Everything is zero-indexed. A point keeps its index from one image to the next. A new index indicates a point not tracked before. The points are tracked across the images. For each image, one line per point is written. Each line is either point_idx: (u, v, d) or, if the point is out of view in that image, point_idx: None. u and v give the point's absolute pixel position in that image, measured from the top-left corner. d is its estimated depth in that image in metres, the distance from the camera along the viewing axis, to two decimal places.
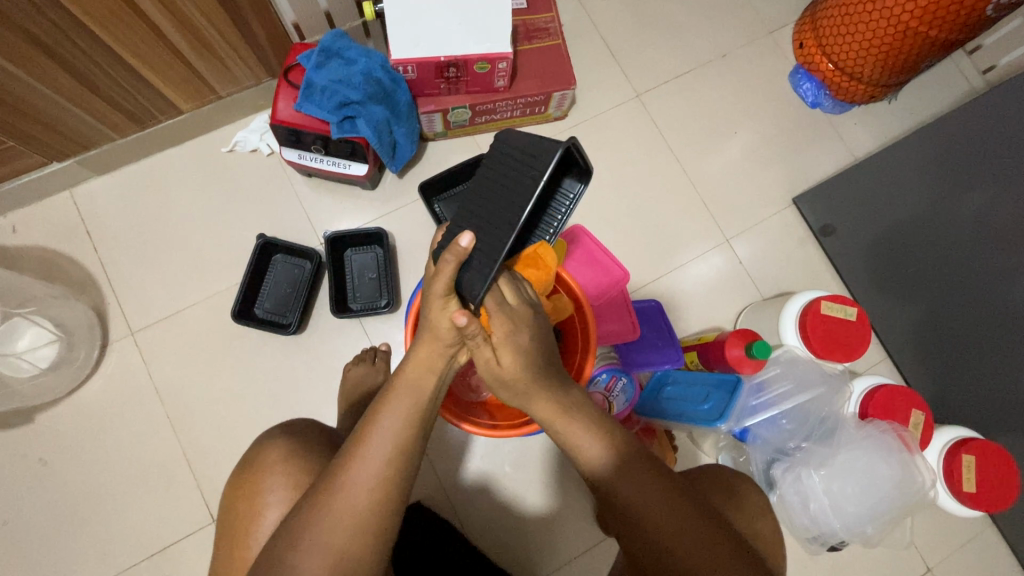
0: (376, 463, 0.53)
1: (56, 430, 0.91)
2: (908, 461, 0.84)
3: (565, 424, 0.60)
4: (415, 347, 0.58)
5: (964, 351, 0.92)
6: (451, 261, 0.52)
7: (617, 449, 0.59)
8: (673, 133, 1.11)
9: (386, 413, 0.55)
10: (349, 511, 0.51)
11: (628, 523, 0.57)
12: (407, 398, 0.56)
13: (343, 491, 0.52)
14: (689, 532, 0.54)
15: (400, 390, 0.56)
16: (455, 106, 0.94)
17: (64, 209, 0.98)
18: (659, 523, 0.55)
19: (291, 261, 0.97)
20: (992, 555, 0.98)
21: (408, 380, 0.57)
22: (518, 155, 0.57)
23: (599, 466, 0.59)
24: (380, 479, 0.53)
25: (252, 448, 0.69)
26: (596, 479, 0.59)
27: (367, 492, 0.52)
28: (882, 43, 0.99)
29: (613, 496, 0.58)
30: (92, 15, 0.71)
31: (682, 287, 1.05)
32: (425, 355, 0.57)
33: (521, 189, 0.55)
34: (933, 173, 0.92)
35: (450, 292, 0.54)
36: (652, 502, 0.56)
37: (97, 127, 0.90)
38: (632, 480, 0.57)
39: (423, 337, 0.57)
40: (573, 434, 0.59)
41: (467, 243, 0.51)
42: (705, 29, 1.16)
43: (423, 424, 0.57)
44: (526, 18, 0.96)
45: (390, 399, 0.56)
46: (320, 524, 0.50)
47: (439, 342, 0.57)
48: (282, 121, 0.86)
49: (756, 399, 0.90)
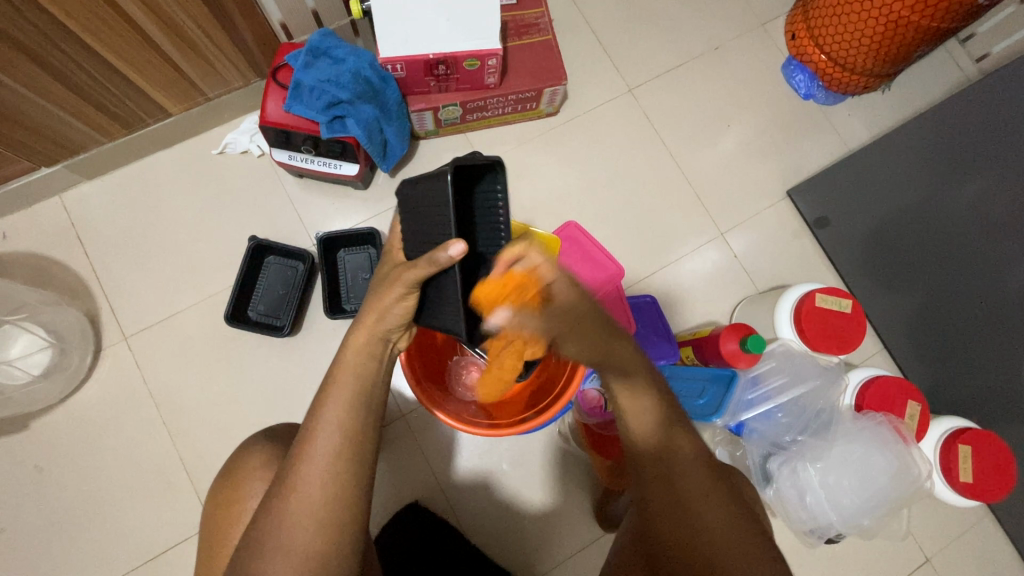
0: (327, 457, 0.53)
1: (52, 436, 0.91)
2: (904, 452, 0.85)
3: (632, 392, 0.58)
4: (352, 331, 0.59)
5: (961, 340, 0.92)
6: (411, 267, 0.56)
7: (669, 425, 0.57)
8: (666, 127, 1.11)
9: (327, 404, 0.55)
10: (307, 510, 0.50)
11: (665, 488, 0.54)
12: (349, 382, 0.57)
13: (294, 490, 0.51)
14: (723, 522, 0.52)
15: (340, 374, 0.57)
16: (445, 103, 0.94)
17: (54, 214, 0.97)
18: (696, 508, 0.52)
19: (284, 262, 0.97)
20: (991, 543, 0.98)
21: (346, 366, 0.58)
22: (418, 201, 0.60)
23: (656, 435, 0.57)
24: (332, 474, 0.52)
25: (235, 454, 0.69)
26: (648, 448, 0.57)
27: (322, 489, 0.51)
28: (875, 32, 0.98)
29: (657, 461, 0.56)
30: (75, 18, 0.70)
31: (677, 281, 1.05)
32: (363, 338, 0.58)
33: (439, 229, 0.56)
34: (928, 161, 0.92)
35: (411, 287, 0.57)
36: (696, 476, 0.54)
37: (85, 131, 0.89)
38: (683, 451, 0.56)
39: (361, 320, 0.59)
40: (637, 401, 0.58)
41: (457, 251, 0.52)
42: (697, 21, 1.15)
43: (369, 409, 0.57)
44: (515, 15, 0.95)
45: (331, 389, 0.57)
46: (281, 527, 0.50)
47: (382, 326, 0.59)
48: (272, 122, 0.86)
49: (751, 393, 0.91)
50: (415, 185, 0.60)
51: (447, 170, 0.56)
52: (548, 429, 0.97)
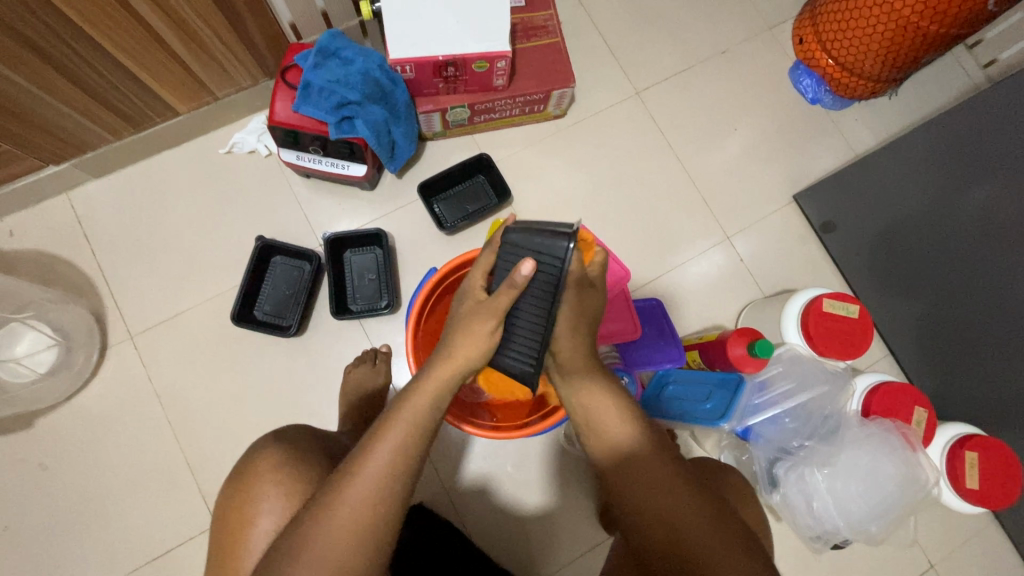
0: (381, 474, 0.53)
1: (58, 434, 0.91)
2: (911, 458, 0.85)
3: (596, 401, 0.62)
4: (434, 364, 0.58)
5: (968, 349, 0.92)
6: (514, 288, 0.55)
7: (638, 430, 0.61)
8: (673, 130, 1.10)
9: (393, 423, 0.56)
10: (349, 524, 0.51)
11: (634, 499, 0.57)
12: (422, 408, 0.57)
13: (342, 506, 0.51)
14: (702, 522, 0.55)
15: (417, 400, 0.57)
16: (453, 105, 0.94)
17: (61, 212, 0.97)
18: (676, 508, 0.56)
19: (290, 262, 0.96)
20: (996, 551, 0.98)
21: (424, 395, 0.57)
22: (522, 250, 0.58)
23: (621, 444, 0.60)
24: (380, 492, 0.52)
25: (244, 456, 0.69)
26: (611, 455, 0.60)
27: (370, 504, 0.52)
28: (884, 38, 0.98)
29: (625, 471, 0.59)
30: (87, 16, 0.70)
31: (683, 285, 1.05)
32: (447, 373, 0.58)
33: (542, 275, 0.56)
34: (933, 170, 0.91)
35: (500, 320, 0.57)
36: (662, 485, 0.57)
37: (94, 129, 0.89)
38: (647, 464, 0.58)
39: (446, 357, 0.58)
40: (600, 413, 0.61)
41: (529, 269, 0.54)
42: (704, 25, 1.15)
43: (430, 436, 0.57)
44: (525, 16, 0.95)
45: (400, 411, 0.56)
46: (321, 541, 0.50)
47: (466, 364, 0.58)
48: (281, 122, 0.86)
49: (758, 398, 0.90)
50: (535, 229, 0.58)
51: (568, 238, 0.55)
52: (553, 432, 0.97)
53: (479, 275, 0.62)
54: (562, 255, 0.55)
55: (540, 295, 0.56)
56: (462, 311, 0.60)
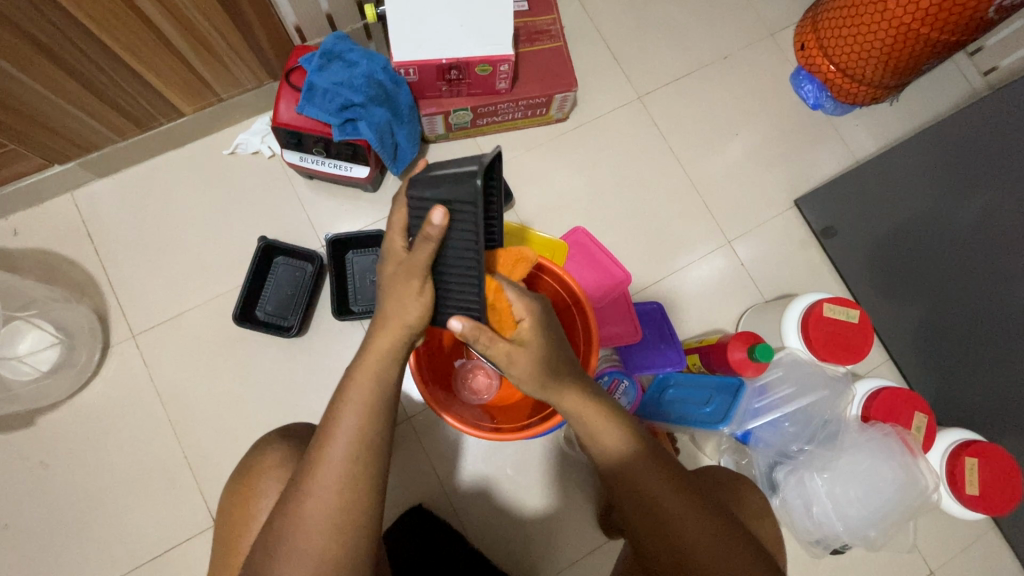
0: (341, 462, 0.53)
1: (59, 432, 0.91)
2: (912, 464, 0.84)
3: (593, 418, 0.59)
4: (373, 335, 0.57)
5: (967, 354, 0.92)
6: (431, 241, 0.53)
7: (633, 435, 0.60)
8: (675, 135, 1.11)
9: (345, 408, 0.55)
10: (320, 514, 0.51)
11: (643, 513, 0.58)
12: (368, 385, 0.56)
13: (310, 498, 0.52)
14: (705, 528, 0.56)
15: (359, 380, 0.56)
16: (456, 107, 0.94)
17: (65, 211, 0.98)
18: (680, 521, 0.56)
19: (291, 262, 0.97)
20: (995, 557, 0.98)
21: (366, 372, 0.56)
22: (431, 202, 0.55)
23: (618, 450, 0.60)
24: (346, 479, 0.53)
25: (247, 454, 0.69)
26: (610, 462, 0.60)
27: (337, 492, 0.52)
28: (884, 44, 0.98)
29: (625, 480, 0.59)
30: (93, 17, 0.71)
31: (683, 288, 1.05)
32: (386, 344, 0.56)
33: (456, 221, 0.54)
34: (934, 176, 0.91)
35: (425, 276, 0.55)
36: (666, 497, 0.57)
37: (98, 129, 0.89)
38: (648, 474, 0.58)
39: (382, 326, 0.57)
40: (593, 426, 0.60)
41: (440, 219, 0.51)
42: (706, 31, 1.16)
43: (380, 414, 0.56)
44: (527, 20, 0.96)
45: (347, 393, 0.56)
46: (296, 533, 0.51)
47: (407, 329, 0.57)
48: (284, 124, 0.86)
49: (758, 402, 0.91)
50: (439, 174, 0.56)
51: (475, 174, 0.52)
52: (552, 434, 0.97)
53: (396, 235, 0.58)
54: (470, 192, 0.52)
55: (461, 241, 0.55)
56: (387, 277, 0.57)
